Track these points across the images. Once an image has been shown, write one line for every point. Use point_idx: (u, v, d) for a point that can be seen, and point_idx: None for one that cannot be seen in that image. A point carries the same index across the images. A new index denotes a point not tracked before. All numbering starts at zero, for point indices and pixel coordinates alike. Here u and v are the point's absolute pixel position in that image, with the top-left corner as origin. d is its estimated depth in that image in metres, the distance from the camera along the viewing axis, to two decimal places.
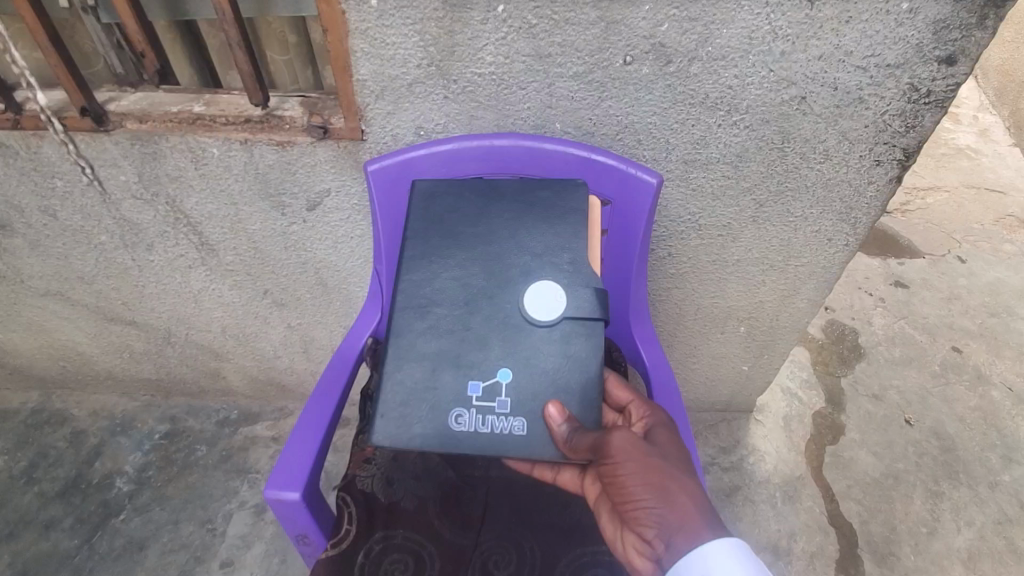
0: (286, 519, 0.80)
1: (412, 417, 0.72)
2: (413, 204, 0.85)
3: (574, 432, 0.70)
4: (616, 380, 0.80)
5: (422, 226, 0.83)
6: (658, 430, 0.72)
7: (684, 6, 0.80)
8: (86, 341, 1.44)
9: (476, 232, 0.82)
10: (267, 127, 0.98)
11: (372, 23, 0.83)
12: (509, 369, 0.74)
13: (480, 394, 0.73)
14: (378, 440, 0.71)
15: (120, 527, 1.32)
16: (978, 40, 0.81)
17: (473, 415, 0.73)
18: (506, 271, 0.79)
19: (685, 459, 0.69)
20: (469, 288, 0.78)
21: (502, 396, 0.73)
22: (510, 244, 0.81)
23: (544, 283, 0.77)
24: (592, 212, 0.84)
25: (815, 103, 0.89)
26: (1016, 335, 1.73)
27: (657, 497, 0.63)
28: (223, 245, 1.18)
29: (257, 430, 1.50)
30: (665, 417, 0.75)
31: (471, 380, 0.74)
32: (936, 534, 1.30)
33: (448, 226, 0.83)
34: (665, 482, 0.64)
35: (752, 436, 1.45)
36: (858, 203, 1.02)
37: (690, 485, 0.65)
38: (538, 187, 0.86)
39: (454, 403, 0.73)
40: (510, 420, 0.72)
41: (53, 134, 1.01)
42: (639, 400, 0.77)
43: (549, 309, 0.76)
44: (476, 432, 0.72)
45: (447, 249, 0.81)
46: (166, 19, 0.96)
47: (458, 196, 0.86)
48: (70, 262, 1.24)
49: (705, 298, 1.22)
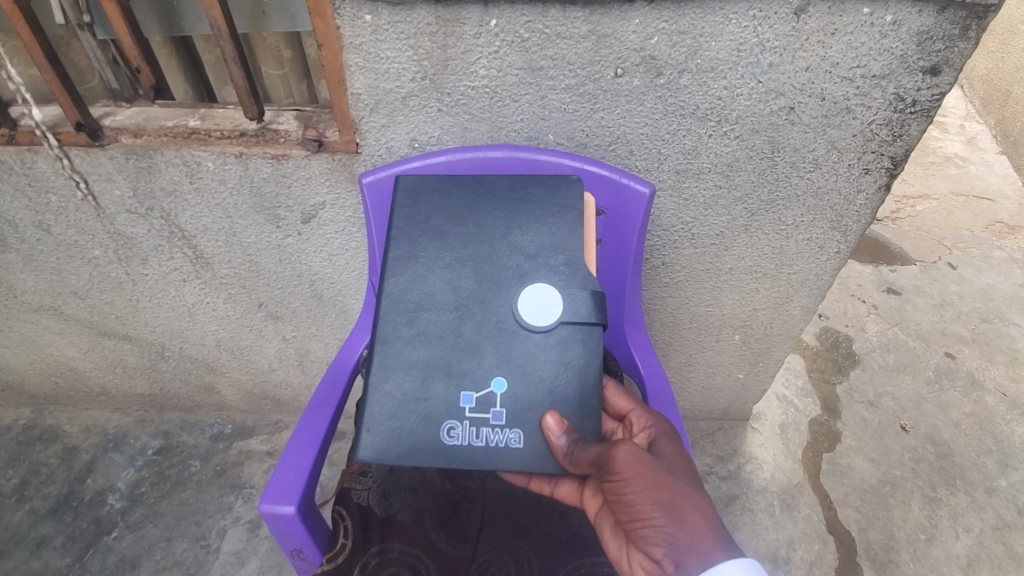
0: (281, 534, 0.80)
1: (403, 429, 0.72)
2: (398, 198, 0.85)
3: (574, 445, 0.69)
4: (616, 390, 0.80)
5: (409, 226, 0.83)
6: (662, 442, 0.72)
7: (673, 19, 0.82)
8: (79, 356, 1.43)
9: (469, 240, 0.82)
10: (262, 141, 0.99)
11: (366, 38, 0.84)
12: (504, 379, 0.74)
13: (474, 405, 0.73)
14: (367, 458, 0.71)
15: (113, 545, 1.30)
16: (961, 51, 0.83)
17: (466, 428, 0.73)
18: (497, 273, 0.79)
19: (691, 472, 0.69)
20: (458, 292, 0.78)
21: (497, 407, 0.73)
22: (503, 244, 0.81)
23: (538, 285, 0.77)
24: (588, 216, 0.85)
25: (803, 113, 0.91)
26: (1008, 341, 1.74)
27: (666, 515, 0.63)
28: (218, 259, 1.18)
29: (252, 444, 1.49)
30: (667, 427, 0.75)
31: (464, 391, 0.74)
32: (934, 541, 1.30)
33: (436, 228, 0.83)
34: (674, 499, 0.64)
35: (748, 444, 1.46)
36: (848, 211, 1.03)
37: (698, 501, 0.64)
38: (527, 190, 0.86)
39: (446, 415, 0.73)
40: (506, 433, 0.73)
41: (47, 149, 1.01)
42: (640, 408, 0.77)
43: (546, 314, 0.76)
44: (471, 446, 0.72)
45: (434, 251, 0.81)
46: (162, 35, 0.97)
47: (446, 192, 0.86)
48: (63, 277, 1.24)
49: (699, 307, 1.22)
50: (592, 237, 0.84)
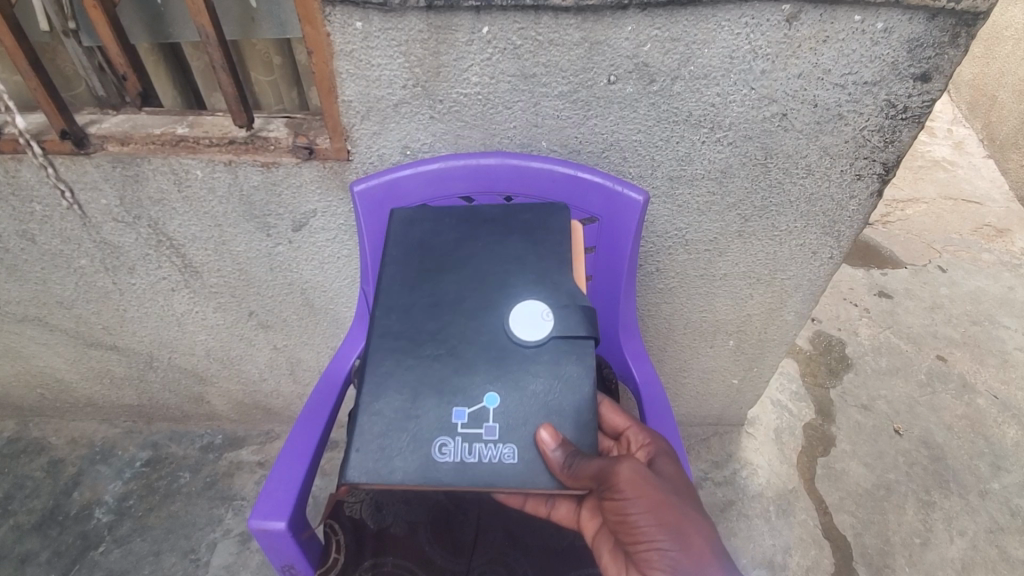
0: (271, 550, 0.78)
1: (392, 449, 0.69)
2: (392, 234, 0.85)
3: (571, 456, 0.66)
4: (611, 407, 0.80)
5: (402, 254, 0.83)
6: (661, 460, 0.71)
7: (665, 26, 0.81)
8: (65, 367, 1.40)
9: (461, 258, 0.82)
10: (251, 148, 0.97)
11: (356, 45, 0.83)
12: (497, 394, 0.71)
13: (466, 421, 0.70)
14: (358, 480, 0.67)
15: (100, 560, 1.28)
16: (952, 58, 0.83)
17: (458, 444, 0.69)
18: (490, 286, 0.79)
19: (690, 491, 0.68)
20: (451, 305, 0.77)
21: (490, 422, 0.70)
22: (495, 262, 0.81)
23: (528, 302, 0.76)
24: (575, 234, 0.86)
25: (795, 119, 0.90)
26: (999, 343, 1.75)
27: (671, 539, 0.62)
28: (207, 267, 1.16)
29: (243, 454, 1.47)
30: (665, 444, 0.75)
31: (456, 406, 0.71)
32: (929, 544, 1.30)
33: (433, 253, 0.83)
34: (679, 521, 0.63)
35: (743, 449, 1.45)
36: (841, 217, 1.03)
37: (699, 523, 0.64)
38: (520, 214, 0.87)
39: (436, 431, 0.70)
40: (499, 448, 0.69)
41: (31, 158, 0.99)
42: (636, 425, 0.77)
43: (537, 329, 0.74)
44: (462, 463, 0.68)
45: (425, 271, 0.81)
46: (149, 42, 0.96)
47: (437, 222, 0.86)
48: (48, 286, 1.22)
49: (693, 313, 1.22)
50: (581, 252, 0.85)
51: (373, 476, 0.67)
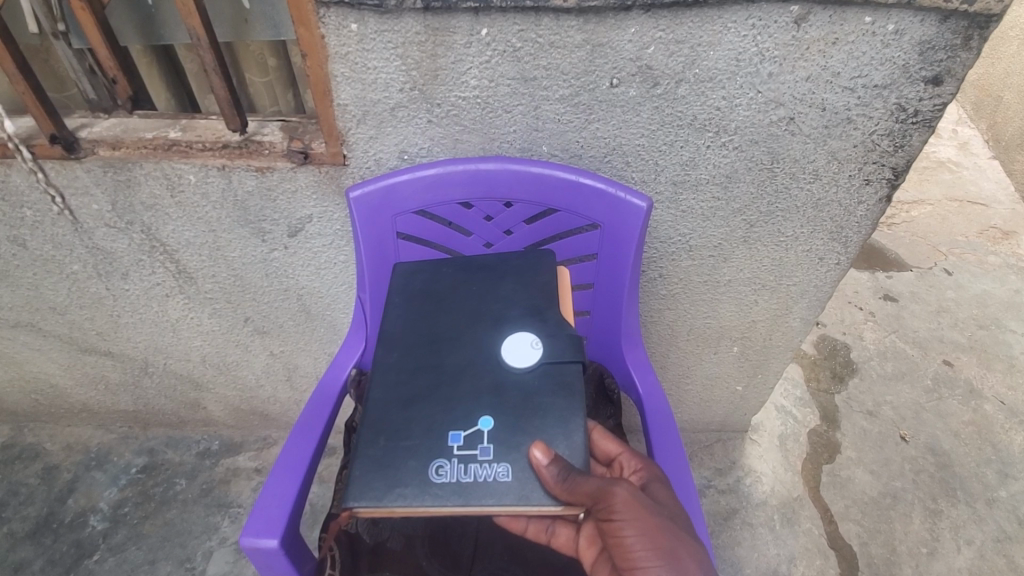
0: (264, 569, 0.76)
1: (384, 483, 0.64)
2: (394, 285, 0.84)
3: (567, 473, 0.61)
4: (603, 434, 0.77)
5: (406, 299, 0.82)
6: (655, 486, 0.69)
7: (669, 28, 0.79)
8: (59, 372, 1.38)
9: (459, 297, 0.81)
10: (245, 153, 0.94)
11: (353, 48, 0.81)
12: (492, 417, 0.67)
13: (462, 443, 0.66)
14: (357, 504, 0.62)
15: (94, 568, 1.26)
16: (964, 61, 0.80)
17: (455, 465, 0.64)
18: (488, 312, 0.78)
19: (683, 517, 0.66)
20: (445, 331, 0.76)
21: (485, 443, 0.66)
22: (489, 294, 0.80)
23: (518, 334, 0.74)
24: (563, 278, 0.84)
25: (803, 123, 0.88)
26: (1006, 348, 1.72)
27: (666, 565, 0.59)
28: (202, 272, 1.14)
29: (240, 461, 1.45)
30: (658, 471, 0.73)
31: (452, 430, 0.67)
32: (937, 554, 1.28)
33: (433, 293, 0.82)
34: (675, 547, 0.60)
35: (747, 456, 1.43)
36: (848, 222, 1.01)
37: (694, 550, 0.62)
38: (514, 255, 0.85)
39: (432, 454, 0.65)
40: (493, 467, 0.64)
41: (21, 162, 0.97)
42: (629, 452, 0.75)
43: (527, 357, 0.71)
44: (459, 484, 0.63)
45: (421, 311, 0.79)
46: (141, 44, 0.94)
47: (437, 269, 0.85)
48: (40, 292, 1.20)
49: (697, 319, 1.20)
50: (568, 283, 0.84)
51: (369, 501, 0.62)
